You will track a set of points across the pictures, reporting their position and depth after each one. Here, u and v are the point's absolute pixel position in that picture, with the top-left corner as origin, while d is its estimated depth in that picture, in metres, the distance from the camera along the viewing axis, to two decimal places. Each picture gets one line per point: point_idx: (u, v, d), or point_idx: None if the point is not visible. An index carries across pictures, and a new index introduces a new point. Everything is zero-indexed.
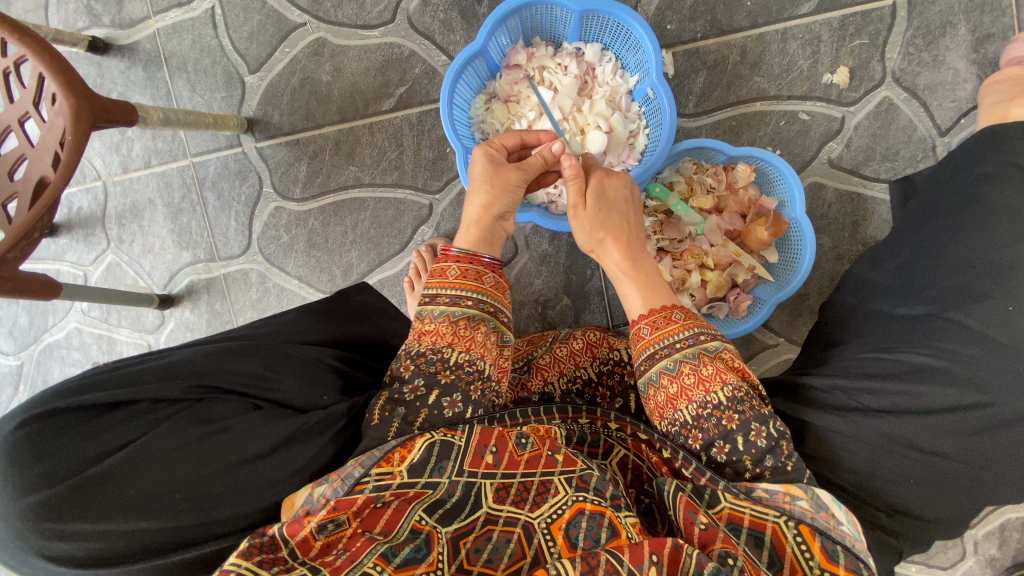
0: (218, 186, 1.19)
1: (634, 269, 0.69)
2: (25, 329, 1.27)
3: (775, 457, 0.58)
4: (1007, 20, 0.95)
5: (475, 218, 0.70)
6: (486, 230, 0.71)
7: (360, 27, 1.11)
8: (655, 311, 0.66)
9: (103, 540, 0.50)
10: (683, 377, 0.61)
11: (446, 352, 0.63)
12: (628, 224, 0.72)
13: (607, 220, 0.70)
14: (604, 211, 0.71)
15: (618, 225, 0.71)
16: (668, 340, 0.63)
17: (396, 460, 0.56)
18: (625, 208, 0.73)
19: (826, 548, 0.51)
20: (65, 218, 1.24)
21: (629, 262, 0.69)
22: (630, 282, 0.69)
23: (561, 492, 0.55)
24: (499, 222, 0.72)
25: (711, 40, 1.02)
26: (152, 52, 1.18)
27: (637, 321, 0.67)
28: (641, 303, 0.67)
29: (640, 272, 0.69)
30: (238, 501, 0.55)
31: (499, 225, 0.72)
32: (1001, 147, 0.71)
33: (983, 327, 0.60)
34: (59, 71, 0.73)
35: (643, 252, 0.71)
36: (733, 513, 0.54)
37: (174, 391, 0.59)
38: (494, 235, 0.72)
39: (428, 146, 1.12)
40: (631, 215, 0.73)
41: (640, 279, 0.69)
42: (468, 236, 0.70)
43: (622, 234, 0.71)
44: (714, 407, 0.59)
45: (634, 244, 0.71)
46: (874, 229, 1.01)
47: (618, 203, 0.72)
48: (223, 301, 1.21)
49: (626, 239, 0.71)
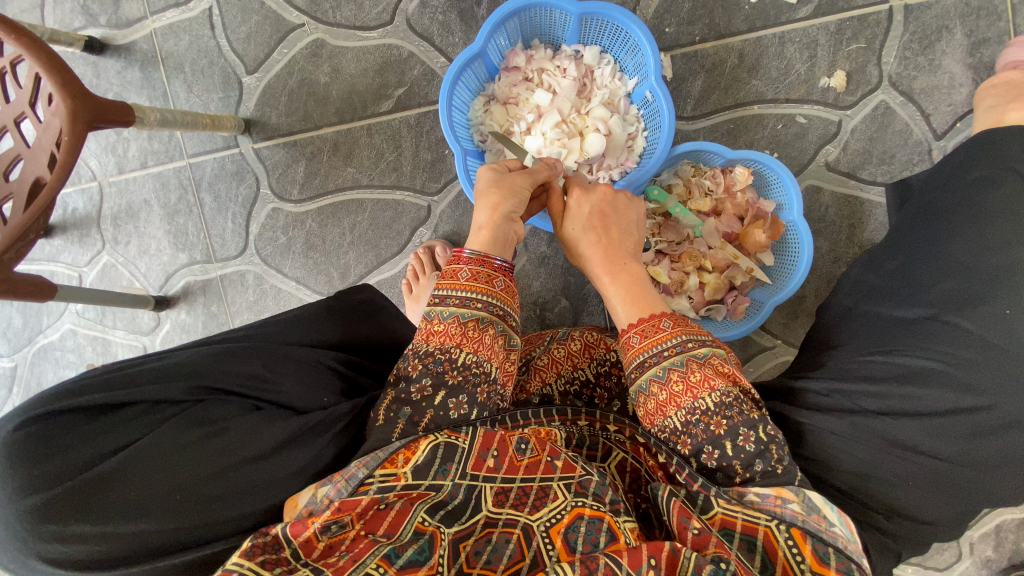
0: (215, 187, 1.19)
1: (615, 283, 0.69)
2: (19, 331, 1.26)
3: (765, 461, 0.57)
4: (1002, 25, 0.96)
5: (487, 221, 0.70)
6: (497, 230, 0.70)
7: (358, 28, 1.10)
8: (643, 320, 0.66)
9: (103, 543, 0.50)
10: (672, 384, 0.61)
11: (455, 353, 0.63)
12: (607, 236, 0.71)
13: (587, 234, 0.72)
14: (582, 227, 0.72)
15: (594, 240, 0.71)
16: (657, 348, 0.63)
17: (400, 462, 0.57)
18: (608, 220, 0.73)
19: (817, 551, 0.51)
20: (60, 219, 1.24)
21: (609, 275, 0.70)
22: (612, 296, 0.69)
23: (561, 498, 0.55)
24: (509, 223, 0.71)
25: (708, 43, 1.03)
26: (149, 52, 1.17)
27: (625, 330, 0.67)
28: (623, 316, 0.68)
29: (620, 284, 0.69)
30: (239, 502, 0.55)
31: (511, 227, 0.71)
32: (996, 151, 0.72)
33: (979, 329, 0.60)
34: (55, 71, 0.72)
35: (627, 264, 0.70)
36: (725, 518, 0.55)
37: (175, 392, 0.58)
38: (506, 236, 0.70)
39: (426, 147, 1.12)
40: (611, 226, 0.72)
41: (623, 291, 0.69)
42: (479, 239, 0.69)
43: (602, 247, 0.71)
44: (702, 412, 0.60)
45: (617, 258, 0.70)
46: (871, 232, 1.01)
47: (599, 217, 0.73)
48: (219, 303, 1.20)
49: (604, 251, 0.71)
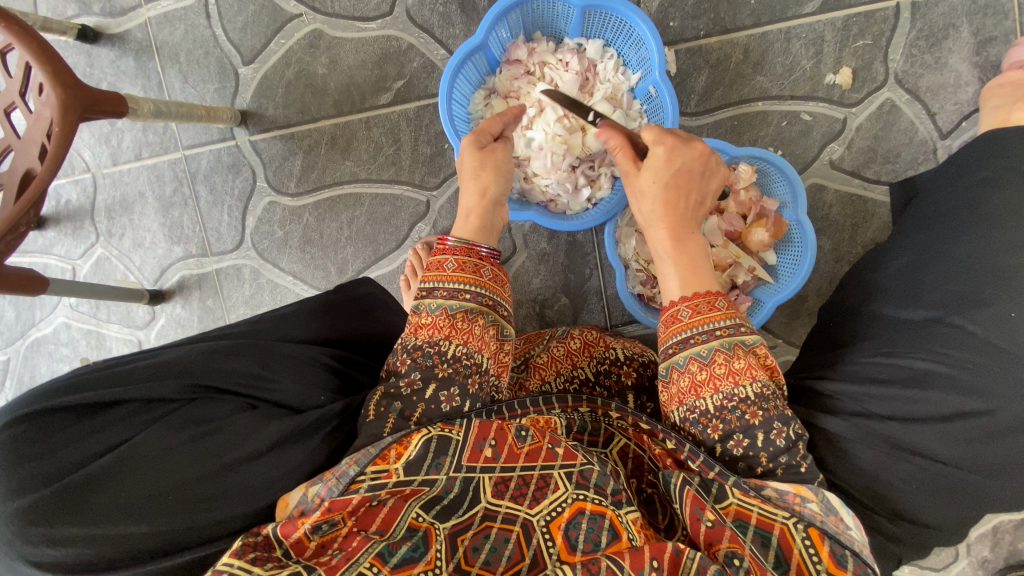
0: (211, 180, 1.17)
1: (678, 252, 0.67)
2: (12, 324, 1.24)
3: (791, 456, 0.57)
4: (1009, 23, 0.94)
5: (474, 208, 0.73)
6: (484, 217, 0.73)
7: (358, 18, 1.09)
8: (698, 294, 0.64)
9: (93, 546, 0.49)
10: (714, 365, 0.59)
11: (444, 345, 0.62)
12: (683, 202, 0.69)
13: (667, 196, 0.69)
14: (667, 186, 0.69)
15: (671, 202, 0.68)
16: (707, 326, 0.61)
17: (392, 458, 0.55)
18: (690, 186, 0.70)
19: (835, 553, 0.51)
20: (53, 211, 1.22)
21: (673, 243, 0.68)
22: (672, 264, 0.67)
23: (561, 488, 0.54)
24: (495, 209, 0.74)
25: (713, 38, 1.01)
26: (143, 42, 1.15)
27: (676, 303, 0.65)
28: (679, 286, 0.66)
29: (684, 254, 0.67)
30: (231, 504, 0.54)
31: (496, 212, 0.75)
32: (1002, 152, 0.71)
33: (984, 333, 0.60)
34: (45, 60, 0.71)
35: (692, 235, 0.69)
36: (740, 509, 0.54)
37: (165, 390, 0.56)
38: (492, 221, 0.74)
39: (426, 141, 1.10)
40: (692, 191, 0.69)
41: (683, 262, 0.67)
42: (467, 227, 0.72)
43: (675, 211, 0.69)
44: (740, 400, 0.58)
45: (685, 226, 0.69)
46: (874, 231, 1.00)
47: (687, 181, 0.69)
48: (215, 297, 1.19)
49: (676, 215, 0.69)
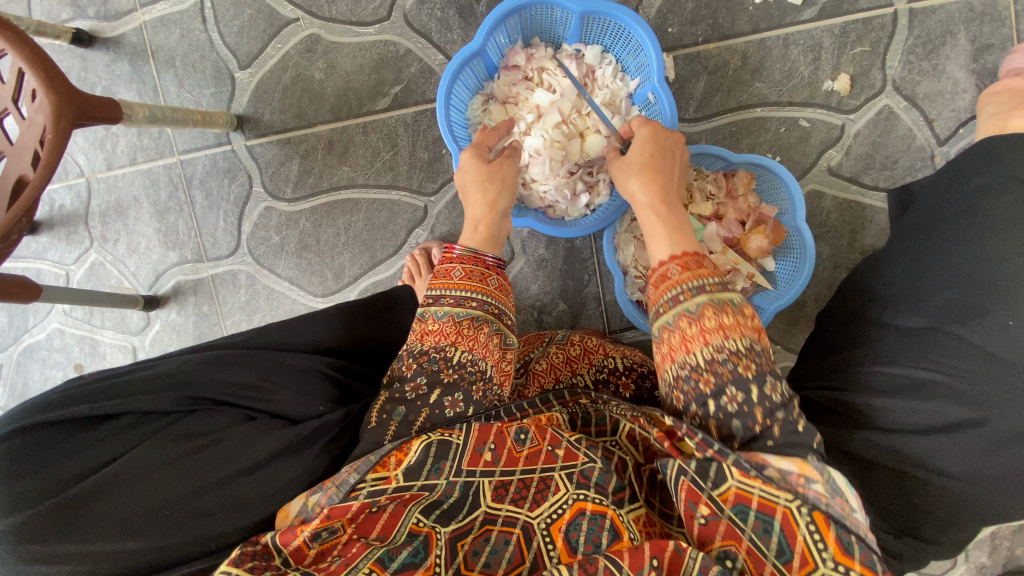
0: (206, 185, 1.16)
1: (667, 216, 0.67)
2: (4, 330, 1.23)
3: (787, 411, 0.54)
4: (1006, 31, 0.95)
5: (484, 217, 0.72)
6: (493, 227, 0.72)
7: (355, 23, 1.08)
8: (686, 253, 0.63)
9: (89, 562, 0.49)
10: (705, 319, 0.57)
11: (449, 351, 0.62)
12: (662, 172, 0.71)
13: (648, 170, 0.71)
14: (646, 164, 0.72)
15: (652, 174, 0.71)
16: (695, 281, 0.59)
17: (392, 464, 0.54)
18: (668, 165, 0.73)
19: (840, 539, 0.47)
20: (47, 216, 1.21)
21: (661, 208, 0.68)
22: (661, 225, 0.66)
23: (562, 490, 0.53)
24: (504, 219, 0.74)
25: (712, 44, 1.01)
26: (138, 46, 1.14)
27: (665, 261, 0.63)
28: (670, 245, 0.64)
29: (672, 217, 0.67)
30: (227, 518, 0.53)
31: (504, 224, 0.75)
32: (1000, 160, 0.71)
33: (983, 343, 0.59)
34: (38, 66, 0.70)
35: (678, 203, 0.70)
36: (740, 493, 0.50)
37: (163, 403, 0.56)
38: (500, 231, 0.74)
39: (423, 147, 1.10)
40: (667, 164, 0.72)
41: (671, 223, 0.66)
42: (475, 236, 0.71)
43: (658, 182, 0.70)
44: (731, 352, 0.55)
45: (670, 195, 0.70)
46: (872, 238, 1.00)
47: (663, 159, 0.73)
48: (211, 303, 1.18)
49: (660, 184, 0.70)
